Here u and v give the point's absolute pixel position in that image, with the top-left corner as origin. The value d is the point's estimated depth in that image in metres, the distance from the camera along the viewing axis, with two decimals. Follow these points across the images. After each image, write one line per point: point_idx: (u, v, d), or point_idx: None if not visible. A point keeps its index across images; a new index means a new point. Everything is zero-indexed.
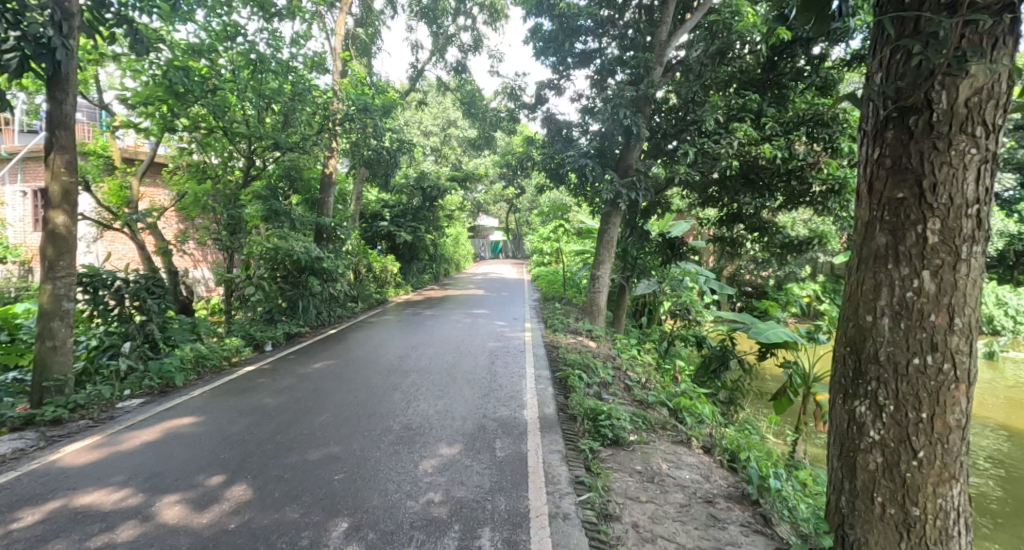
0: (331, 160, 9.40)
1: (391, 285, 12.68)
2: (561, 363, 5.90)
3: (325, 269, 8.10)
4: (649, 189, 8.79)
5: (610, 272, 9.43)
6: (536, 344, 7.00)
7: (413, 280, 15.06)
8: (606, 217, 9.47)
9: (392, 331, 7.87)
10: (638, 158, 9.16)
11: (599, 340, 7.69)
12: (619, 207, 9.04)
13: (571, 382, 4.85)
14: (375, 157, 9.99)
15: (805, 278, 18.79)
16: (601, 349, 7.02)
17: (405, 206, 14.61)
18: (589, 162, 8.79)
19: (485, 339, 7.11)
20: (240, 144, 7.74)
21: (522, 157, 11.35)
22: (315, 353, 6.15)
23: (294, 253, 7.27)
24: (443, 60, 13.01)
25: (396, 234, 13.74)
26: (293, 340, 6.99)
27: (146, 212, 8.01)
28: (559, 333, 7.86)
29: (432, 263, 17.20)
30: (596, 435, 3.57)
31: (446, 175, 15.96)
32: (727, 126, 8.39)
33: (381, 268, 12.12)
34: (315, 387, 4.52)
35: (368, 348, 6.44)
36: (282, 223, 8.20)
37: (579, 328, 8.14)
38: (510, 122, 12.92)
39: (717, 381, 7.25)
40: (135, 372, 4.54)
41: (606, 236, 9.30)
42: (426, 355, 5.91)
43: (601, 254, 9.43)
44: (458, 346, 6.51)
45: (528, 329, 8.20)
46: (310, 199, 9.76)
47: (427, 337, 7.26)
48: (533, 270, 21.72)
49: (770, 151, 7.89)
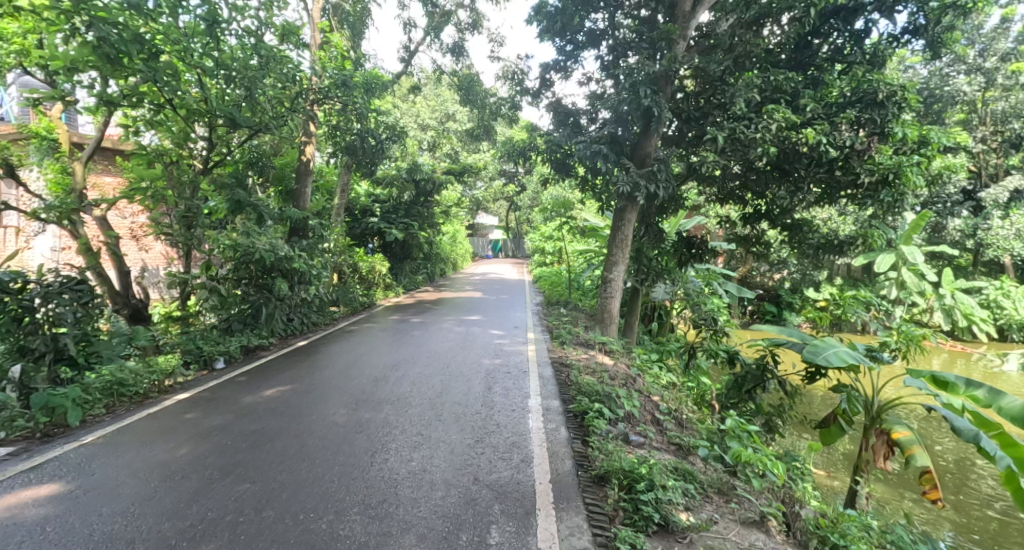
0: (309, 146, 8.35)
1: (379, 287, 11.57)
2: (572, 388, 4.81)
3: (297, 272, 6.98)
4: (670, 180, 7.65)
5: (623, 276, 8.35)
6: (540, 361, 5.91)
7: (405, 281, 13.96)
8: (619, 214, 8.37)
9: (375, 343, 6.79)
10: (657, 145, 8.09)
11: (616, 355, 6.61)
12: (635, 201, 7.95)
13: (590, 421, 3.78)
14: (359, 145, 8.89)
15: (822, 280, 17.75)
16: (618, 368, 5.94)
17: (396, 201, 13.51)
18: (603, 147, 7.65)
19: (481, 355, 6.03)
20: (198, 123, 6.66)
21: (524, 147, 10.24)
22: (278, 371, 5.08)
23: (255, 251, 6.15)
24: (437, 41, 11.92)
25: (387, 231, 12.65)
26: (254, 354, 5.88)
27: (90, 201, 6.90)
28: (568, 346, 6.78)
29: (427, 262, 16.09)
30: (634, 519, 2.46)
31: (442, 168, 14.86)
32: (761, 108, 7.29)
33: (368, 268, 11.05)
34: (256, 429, 3.44)
35: (342, 366, 5.35)
36: (245, 216, 7.04)
37: (590, 340, 7.07)
38: (511, 110, 11.85)
39: (752, 404, 6.18)
40: (19, 407, 3.43)
41: (619, 234, 8.22)
42: (410, 378, 4.82)
43: (614, 255, 8.31)
44: (451, 364, 5.47)
45: (530, 342, 7.11)
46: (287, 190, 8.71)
47: (414, 351, 6.18)
48: (534, 271, 20.62)
49: (813, 136, 6.74)
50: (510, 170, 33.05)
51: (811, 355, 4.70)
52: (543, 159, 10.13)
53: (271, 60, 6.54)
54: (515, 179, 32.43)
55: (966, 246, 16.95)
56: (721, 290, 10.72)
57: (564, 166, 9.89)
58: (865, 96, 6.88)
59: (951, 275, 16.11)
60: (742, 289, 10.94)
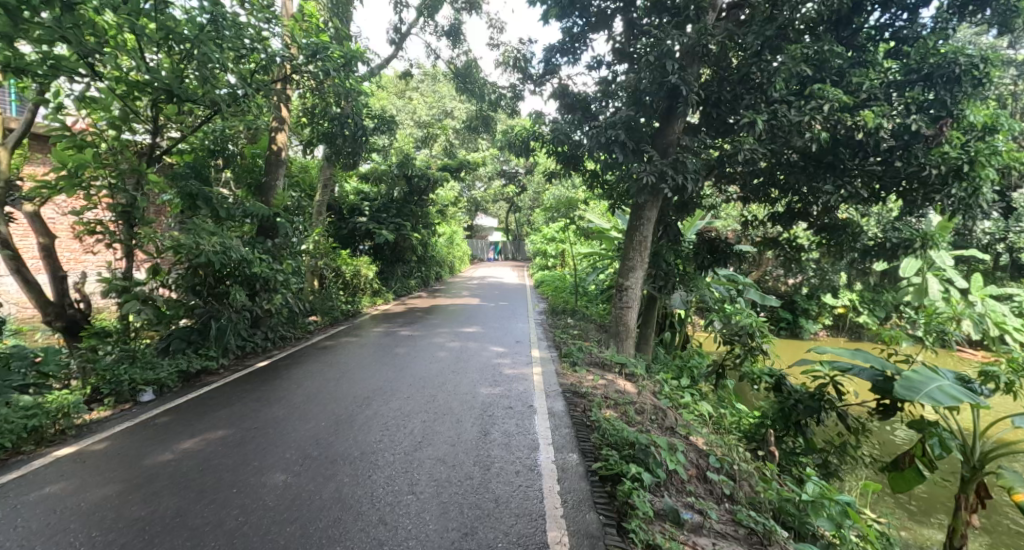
0: (281, 134, 7.31)
1: (366, 293, 10.49)
2: (594, 432, 3.75)
3: (259, 280, 5.86)
4: (699, 171, 6.54)
5: (641, 284, 7.28)
6: (548, 389, 4.85)
7: (397, 286, 12.88)
8: (637, 212, 7.28)
9: (352, 362, 5.72)
10: (682, 132, 7.03)
11: (639, 380, 5.53)
12: (657, 197, 6.88)
13: (630, 494, 2.71)
14: (339, 134, 7.82)
15: (840, 286, 16.70)
16: (644, 397, 4.85)
17: (386, 198, 12.44)
18: (622, 133, 6.57)
19: (477, 380, 4.95)
20: (140, 101, 5.58)
21: (527, 138, 9.18)
22: (218, 403, 4.00)
23: (203, 255, 5.03)
24: (432, 23, 10.85)
25: (376, 232, 11.59)
26: (198, 378, 4.81)
27: (13, 191, 5.77)
28: (581, 367, 5.70)
29: (421, 266, 15.02)
30: None
31: (438, 165, 13.82)
32: (806, 89, 6.24)
33: (352, 272, 9.97)
34: (144, 513, 2.35)
35: (303, 395, 4.28)
36: (199, 212, 5.93)
37: (607, 360, 5.98)
38: (513, 99, 10.80)
39: (806, 441, 5.10)
40: None
41: (637, 235, 7.14)
42: (384, 417, 3.75)
43: (631, 258, 7.22)
44: (438, 394, 4.41)
45: (535, 361, 6.06)
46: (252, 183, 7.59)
47: (396, 375, 5.10)
48: (534, 275, 19.56)
49: (873, 118, 5.67)
50: (509, 170, 32.06)
51: (906, 390, 3.60)
52: (548, 152, 9.06)
53: (226, 25, 5.43)
54: (516, 180, 31.48)
55: (996, 249, 15.90)
56: (744, 298, 9.66)
57: (572, 158, 8.83)
58: (933, 71, 5.80)
59: (980, 281, 15.08)
60: (766, 297, 9.90)
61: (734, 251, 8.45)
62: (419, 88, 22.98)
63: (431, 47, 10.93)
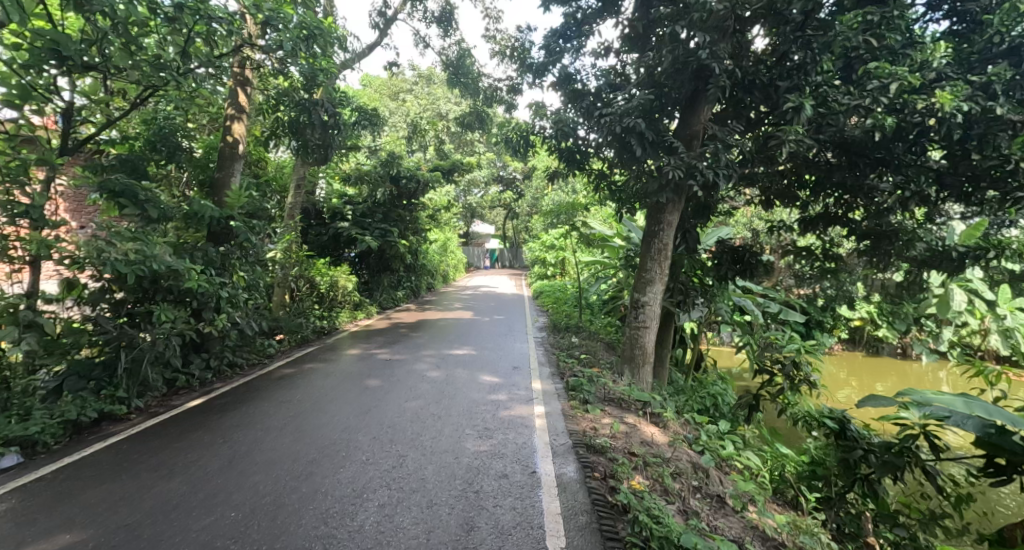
0: (237, 123, 6.08)
1: (345, 307, 9.38)
2: (623, 524, 2.65)
3: (197, 298, 4.74)
4: (733, 166, 5.50)
5: (660, 300, 6.22)
6: (555, 441, 3.76)
7: (383, 298, 11.79)
8: (656, 215, 6.21)
9: (310, 399, 4.60)
10: (709, 123, 5.99)
11: (667, 424, 4.43)
12: (680, 198, 5.84)
13: None
14: (307, 125, 6.72)
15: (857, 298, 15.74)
16: (680, 453, 3.75)
17: (372, 202, 11.39)
18: (641, 121, 5.51)
19: (464, 429, 3.84)
20: (47, 78, 4.43)
21: (526, 134, 8.14)
22: (100, 473, 2.89)
23: (109, 265, 3.93)
24: (421, 9, 9.84)
25: (358, 238, 10.50)
26: (99, 427, 3.68)
27: None
28: (594, 406, 4.60)
29: (411, 275, 13.95)
30: None
31: (428, 166, 12.79)
32: (863, 69, 5.19)
33: (329, 284, 8.86)
34: None
35: (226, 454, 3.18)
36: (123, 214, 4.79)
37: (623, 395, 4.89)
38: (510, 91, 9.78)
39: (883, 506, 4.00)
40: None
41: (655, 242, 6.09)
42: (326, 500, 2.65)
43: (648, 269, 6.14)
44: (410, 453, 3.32)
45: (538, 396, 4.96)
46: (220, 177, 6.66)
47: (359, 419, 3.97)
48: (533, 284, 18.55)
49: (951, 101, 4.62)
50: (506, 175, 31.16)
51: None
52: (549, 149, 8.04)
53: None
54: (513, 185, 30.62)
55: None
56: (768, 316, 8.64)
57: (577, 155, 7.77)
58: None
59: (1009, 293, 14.14)
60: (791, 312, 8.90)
61: (760, 261, 7.43)
62: (413, 90, 22.01)
63: (419, 35, 9.91)
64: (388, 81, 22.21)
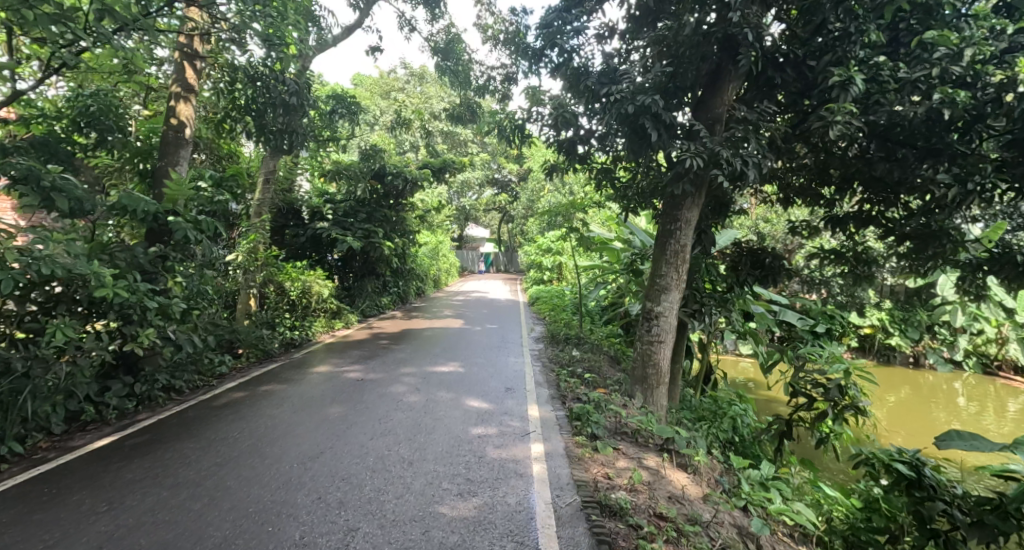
0: (183, 104, 5.16)
1: (321, 315, 8.47)
2: None
3: (115, 308, 3.84)
4: (765, 154, 4.66)
5: (676, 310, 5.38)
6: (559, 500, 2.87)
7: (367, 305, 10.90)
8: (671, 211, 5.37)
9: (251, 432, 3.68)
10: (733, 104, 5.15)
11: (695, 468, 3.56)
12: (701, 191, 5.01)
13: None
14: (268, 107, 5.81)
15: (869, 304, 14.97)
16: (721, 517, 2.88)
17: (355, 201, 10.52)
18: (656, 99, 4.68)
19: (440, 483, 2.94)
20: None
21: (521, 124, 7.30)
22: None
23: None
24: None
25: (338, 240, 9.61)
26: None
27: None
28: (604, 444, 3.73)
29: (399, 280, 13.06)
30: None
31: (417, 163, 11.94)
32: (921, 40, 4.37)
33: (302, 291, 7.96)
34: None
35: (104, 532, 2.27)
36: (24, 206, 3.88)
37: (640, 428, 4.01)
38: (505, 79, 8.96)
39: None
40: None
41: (671, 243, 5.25)
42: None
43: (664, 274, 5.28)
44: (364, 526, 2.44)
45: (535, 429, 4.07)
46: (197, 156, 6.42)
47: (303, 466, 3.06)
48: (529, 289, 17.69)
49: None
50: (500, 178, 30.24)
51: None
52: (547, 141, 7.20)
53: None
54: (508, 188, 29.92)
55: None
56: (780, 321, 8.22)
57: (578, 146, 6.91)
58: None
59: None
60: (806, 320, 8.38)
61: (783, 265, 6.64)
62: (405, 89, 21.19)
63: (404, 17, 9.08)
64: (380, 79, 21.38)
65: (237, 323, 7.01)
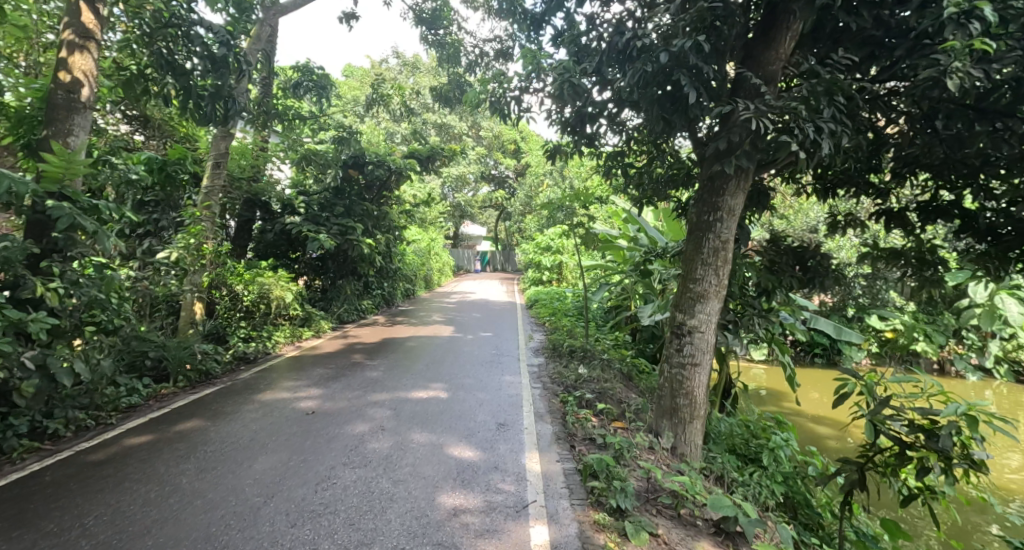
0: (79, 55, 3.96)
1: (284, 324, 7.26)
2: None
3: None
4: (841, 118, 3.49)
5: (715, 324, 4.20)
6: None
7: (345, 309, 9.69)
8: (707, 197, 4.20)
9: (115, 513, 2.49)
10: (795, 59, 3.99)
11: None
12: (750, 169, 3.82)
13: None
14: (198, 65, 4.59)
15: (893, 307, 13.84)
16: None
17: (330, 192, 9.37)
18: (698, 47, 3.49)
19: None
20: None
21: (519, 99, 6.09)
22: None
23: None
24: None
25: (309, 237, 8.40)
26: None
27: None
28: (637, 527, 2.57)
29: (384, 281, 11.89)
30: None
31: (402, 152, 10.76)
32: None
33: (258, 296, 6.74)
34: None
35: None
36: None
37: (683, 500, 2.84)
38: (500, 51, 7.78)
39: None
40: None
41: (709, 238, 4.09)
42: None
43: (701, 279, 4.11)
44: None
45: (536, 499, 2.89)
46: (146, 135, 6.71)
47: None
48: (527, 289, 16.54)
49: None
50: (498, 174, 28.97)
51: None
52: (550, 119, 5.97)
53: None
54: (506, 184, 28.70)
55: None
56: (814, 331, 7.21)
57: (589, 125, 5.68)
58: None
59: None
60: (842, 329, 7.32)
61: (833, 266, 5.45)
62: (396, 78, 19.95)
63: None
64: (370, 69, 20.20)
65: (176, 335, 5.82)
